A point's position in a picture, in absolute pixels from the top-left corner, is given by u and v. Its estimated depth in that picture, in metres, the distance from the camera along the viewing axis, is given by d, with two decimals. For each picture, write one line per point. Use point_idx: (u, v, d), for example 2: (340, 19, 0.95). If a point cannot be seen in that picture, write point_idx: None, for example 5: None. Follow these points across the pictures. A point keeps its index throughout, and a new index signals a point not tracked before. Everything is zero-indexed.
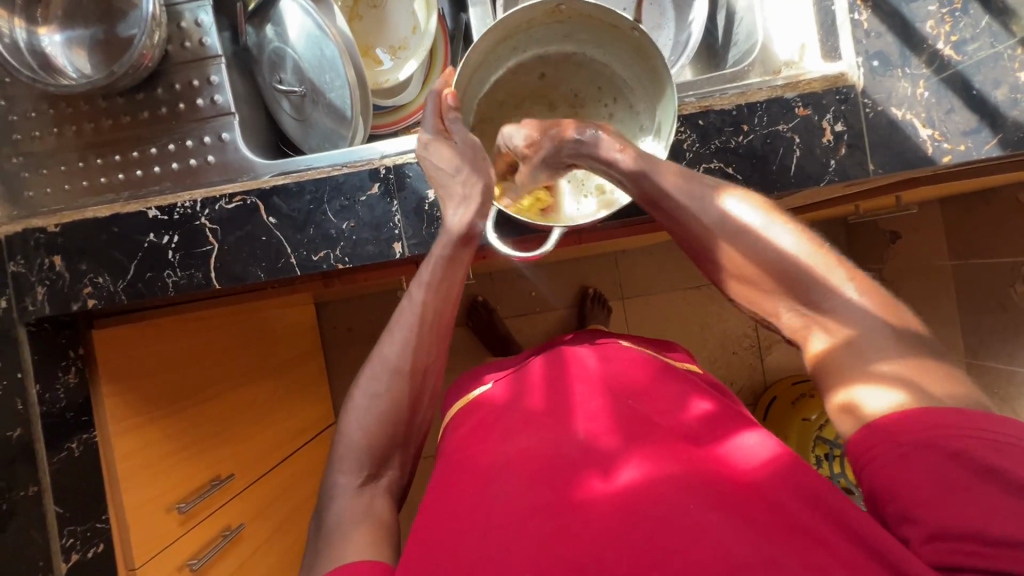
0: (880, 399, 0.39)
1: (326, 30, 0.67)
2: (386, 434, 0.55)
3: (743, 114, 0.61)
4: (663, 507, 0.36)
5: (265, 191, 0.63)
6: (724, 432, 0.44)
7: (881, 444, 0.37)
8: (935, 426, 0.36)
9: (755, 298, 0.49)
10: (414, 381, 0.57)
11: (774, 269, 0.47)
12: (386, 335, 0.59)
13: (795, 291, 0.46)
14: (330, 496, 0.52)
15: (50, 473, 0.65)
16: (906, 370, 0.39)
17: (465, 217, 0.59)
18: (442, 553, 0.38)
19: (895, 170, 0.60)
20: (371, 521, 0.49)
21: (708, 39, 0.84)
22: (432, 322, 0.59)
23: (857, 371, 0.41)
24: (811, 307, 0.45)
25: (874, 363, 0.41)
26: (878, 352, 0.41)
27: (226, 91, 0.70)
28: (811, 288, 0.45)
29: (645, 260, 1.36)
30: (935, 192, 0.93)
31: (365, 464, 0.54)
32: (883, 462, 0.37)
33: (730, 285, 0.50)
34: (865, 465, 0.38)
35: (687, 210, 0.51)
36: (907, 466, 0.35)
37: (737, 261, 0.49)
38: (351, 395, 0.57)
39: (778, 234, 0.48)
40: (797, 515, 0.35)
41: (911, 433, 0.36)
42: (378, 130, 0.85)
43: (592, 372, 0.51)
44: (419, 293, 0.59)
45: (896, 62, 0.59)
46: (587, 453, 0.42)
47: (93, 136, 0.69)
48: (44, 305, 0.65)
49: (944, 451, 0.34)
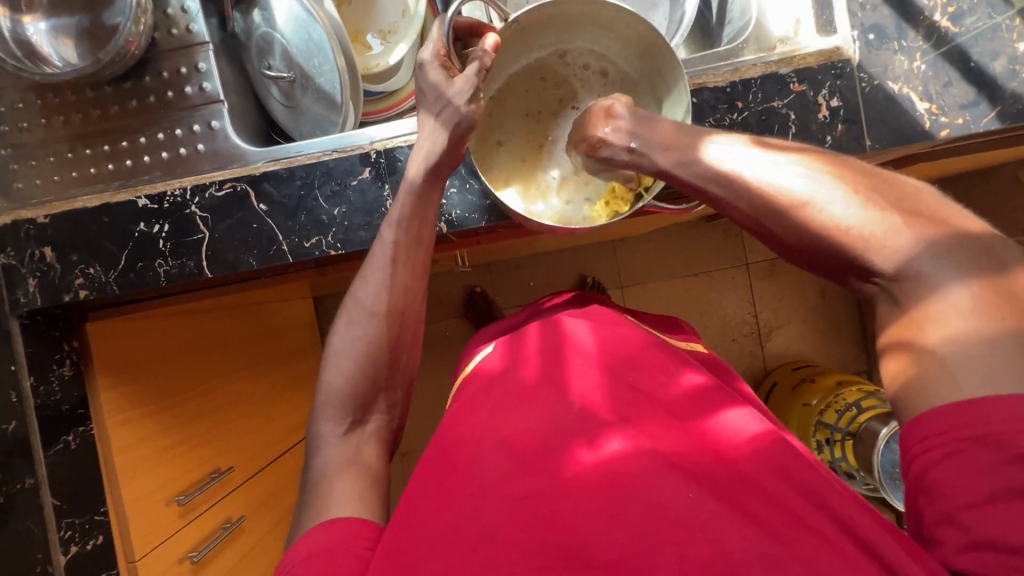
0: (904, 356, 0.36)
1: (314, 13, 0.67)
2: (367, 378, 0.54)
3: (737, 91, 0.60)
4: (654, 489, 0.35)
5: (255, 178, 0.62)
6: (720, 408, 0.43)
7: (935, 435, 0.34)
8: (1002, 420, 0.31)
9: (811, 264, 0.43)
10: (391, 322, 0.56)
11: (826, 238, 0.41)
12: (358, 279, 0.58)
13: (844, 259, 0.40)
14: (316, 446, 0.51)
15: (46, 466, 0.65)
16: (965, 342, 0.34)
17: (431, 150, 0.58)
18: (432, 533, 0.37)
19: (892, 145, 0.59)
20: (360, 469, 0.49)
21: (702, 19, 0.83)
22: (409, 267, 0.58)
23: (909, 341, 0.36)
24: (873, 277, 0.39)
25: (927, 330, 0.36)
26: (935, 321, 0.35)
27: (215, 78, 0.69)
28: (863, 256, 0.39)
29: (644, 248, 1.36)
30: (934, 171, 0.92)
31: (349, 410, 0.52)
32: (935, 458, 0.33)
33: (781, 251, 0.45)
34: (915, 454, 0.35)
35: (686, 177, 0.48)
36: (956, 463, 0.32)
37: (772, 226, 0.44)
38: (330, 339, 0.56)
39: (832, 196, 0.41)
40: (792, 505, 0.35)
41: (975, 428, 0.32)
42: (370, 117, 0.84)
43: (586, 344, 0.50)
44: (390, 234, 0.58)
45: (892, 36, 0.58)
46: (579, 429, 0.41)
47: (82, 127, 0.69)
48: (35, 297, 0.64)
49: (1008, 453, 0.31)
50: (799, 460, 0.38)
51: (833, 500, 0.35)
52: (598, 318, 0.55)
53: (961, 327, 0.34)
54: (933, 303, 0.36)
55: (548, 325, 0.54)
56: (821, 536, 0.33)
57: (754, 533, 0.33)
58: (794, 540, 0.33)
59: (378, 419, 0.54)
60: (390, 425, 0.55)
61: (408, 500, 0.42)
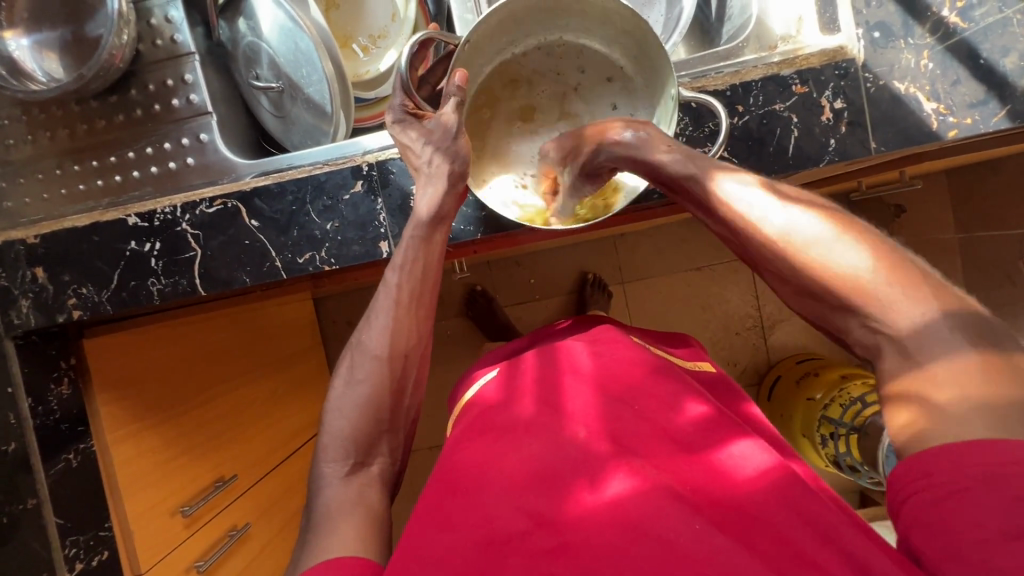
0: (900, 415, 0.36)
1: (299, 22, 0.65)
2: (369, 419, 0.54)
3: (738, 94, 0.58)
4: (658, 526, 0.35)
5: (245, 194, 0.61)
6: (725, 438, 0.43)
7: (932, 475, 0.32)
8: (1006, 461, 0.30)
9: (818, 311, 0.42)
10: (395, 364, 0.56)
11: (828, 278, 0.40)
12: (365, 323, 0.58)
13: (835, 300, 0.40)
14: (318, 486, 0.51)
15: (48, 485, 0.64)
16: (954, 386, 0.34)
17: (434, 196, 0.57)
18: (427, 563, 0.37)
19: (898, 147, 0.58)
20: (362, 509, 0.49)
21: (702, 15, 0.80)
22: (413, 301, 0.58)
23: (898, 380, 0.36)
24: (877, 322, 0.38)
25: (919, 376, 0.35)
26: (925, 362, 0.35)
27: (202, 90, 0.68)
28: (855, 299, 0.39)
29: (644, 244, 1.34)
30: (940, 164, 0.90)
31: (350, 452, 0.53)
32: (933, 495, 0.32)
33: (783, 293, 0.44)
34: (906, 498, 0.34)
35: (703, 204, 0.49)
36: (956, 502, 0.31)
37: (766, 253, 0.44)
38: (333, 387, 0.57)
39: (833, 244, 0.40)
40: (796, 540, 0.34)
41: (975, 466, 0.31)
42: (362, 123, 0.82)
43: (589, 372, 0.51)
44: (395, 278, 0.58)
45: (898, 33, 0.56)
46: (584, 462, 0.41)
47: (70, 142, 0.68)
48: (29, 317, 0.64)
49: (1011, 495, 0.30)
50: (806, 490, 0.37)
51: (846, 534, 0.34)
52: (599, 343, 0.56)
53: (969, 376, 0.34)
54: (943, 343, 0.35)
55: (546, 354, 0.55)
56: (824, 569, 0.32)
57: (761, 566, 0.32)
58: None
59: (382, 460, 0.54)
60: (394, 467, 0.55)
61: (412, 523, 0.42)
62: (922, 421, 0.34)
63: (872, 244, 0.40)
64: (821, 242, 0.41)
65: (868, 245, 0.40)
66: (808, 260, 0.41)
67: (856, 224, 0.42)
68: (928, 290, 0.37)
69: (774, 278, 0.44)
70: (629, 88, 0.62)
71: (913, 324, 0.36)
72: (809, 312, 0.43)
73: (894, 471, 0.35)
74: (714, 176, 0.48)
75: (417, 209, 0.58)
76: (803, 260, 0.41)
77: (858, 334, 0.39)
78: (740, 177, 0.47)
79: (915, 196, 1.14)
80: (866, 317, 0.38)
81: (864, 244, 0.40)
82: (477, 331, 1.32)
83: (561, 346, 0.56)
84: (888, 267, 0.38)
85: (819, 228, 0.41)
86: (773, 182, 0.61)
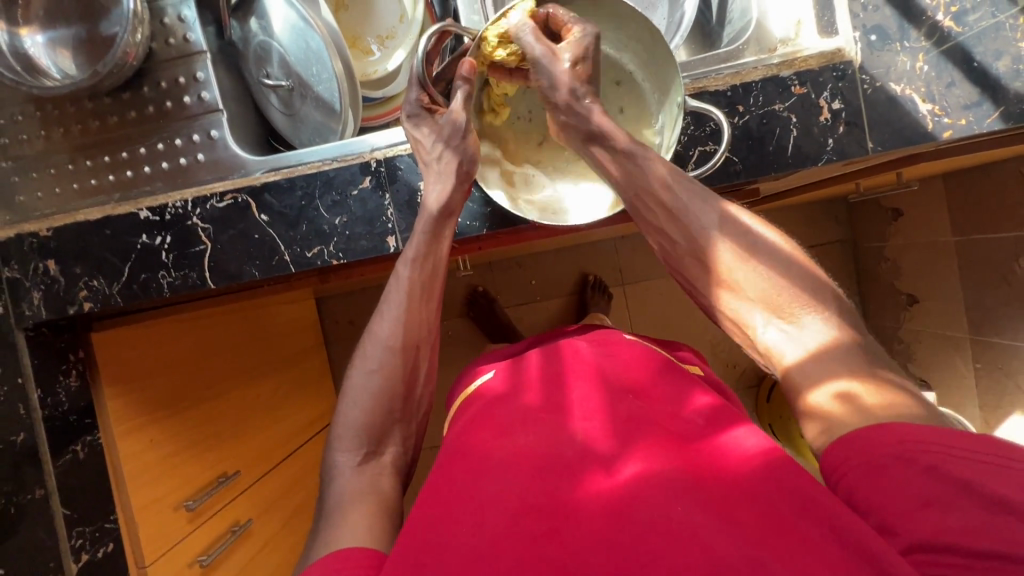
0: (863, 396, 0.40)
1: (311, 21, 0.66)
2: (381, 409, 0.55)
3: (738, 94, 0.60)
4: (653, 509, 0.36)
5: (255, 189, 0.62)
6: (724, 427, 0.44)
7: (849, 457, 0.37)
8: (904, 439, 0.35)
9: (738, 312, 0.49)
10: (407, 355, 0.58)
11: (765, 279, 0.47)
12: (377, 315, 0.59)
13: (790, 308, 0.46)
14: (331, 475, 0.53)
15: (56, 476, 0.65)
16: (889, 377, 0.41)
17: (442, 192, 0.58)
18: (431, 547, 0.38)
19: (894, 147, 0.59)
20: (374, 498, 0.50)
21: (702, 18, 0.82)
22: (424, 294, 0.59)
23: (849, 372, 0.42)
24: (790, 321, 0.46)
25: (861, 369, 0.42)
26: (860, 361, 0.42)
27: (213, 87, 0.69)
28: (805, 309, 0.45)
29: (644, 246, 1.35)
30: (937, 167, 0.91)
31: (363, 441, 0.54)
32: (856, 478, 0.36)
33: (714, 295, 0.51)
34: (838, 482, 0.38)
35: (689, 212, 0.52)
36: (876, 480, 0.35)
37: (730, 268, 0.49)
38: (348, 375, 0.58)
39: (774, 256, 0.48)
40: (791, 518, 0.35)
41: (887, 446, 0.36)
42: (370, 122, 0.84)
43: (590, 368, 0.52)
44: (406, 271, 0.59)
45: (894, 36, 0.58)
46: (584, 453, 0.42)
47: (82, 138, 0.69)
48: (40, 309, 0.64)
49: (921, 466, 0.34)
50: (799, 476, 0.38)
51: (824, 501, 0.35)
52: (599, 344, 0.57)
53: (863, 370, 0.41)
54: (839, 343, 0.43)
55: (548, 353, 0.57)
56: (814, 544, 0.33)
57: (754, 541, 0.33)
58: (793, 550, 0.32)
59: (393, 449, 0.55)
60: (405, 456, 0.56)
61: (417, 508, 0.43)
62: (839, 397, 0.41)
63: (798, 259, 0.48)
64: (775, 258, 0.48)
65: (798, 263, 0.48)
66: (766, 270, 0.47)
67: (789, 244, 0.50)
68: (843, 308, 0.46)
69: (712, 279, 0.51)
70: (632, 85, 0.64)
71: (820, 324, 0.45)
72: (731, 314, 0.49)
73: (826, 456, 0.39)
74: (684, 185, 0.53)
75: (425, 203, 0.59)
76: (743, 264, 0.48)
77: (768, 332, 0.46)
78: (714, 202, 0.52)
79: (912, 199, 1.16)
80: (785, 314, 0.46)
81: (793, 257, 0.48)
82: (478, 331, 1.33)
83: (564, 345, 0.58)
84: (809, 280, 0.47)
85: (769, 239, 0.49)
86: (772, 181, 0.62)
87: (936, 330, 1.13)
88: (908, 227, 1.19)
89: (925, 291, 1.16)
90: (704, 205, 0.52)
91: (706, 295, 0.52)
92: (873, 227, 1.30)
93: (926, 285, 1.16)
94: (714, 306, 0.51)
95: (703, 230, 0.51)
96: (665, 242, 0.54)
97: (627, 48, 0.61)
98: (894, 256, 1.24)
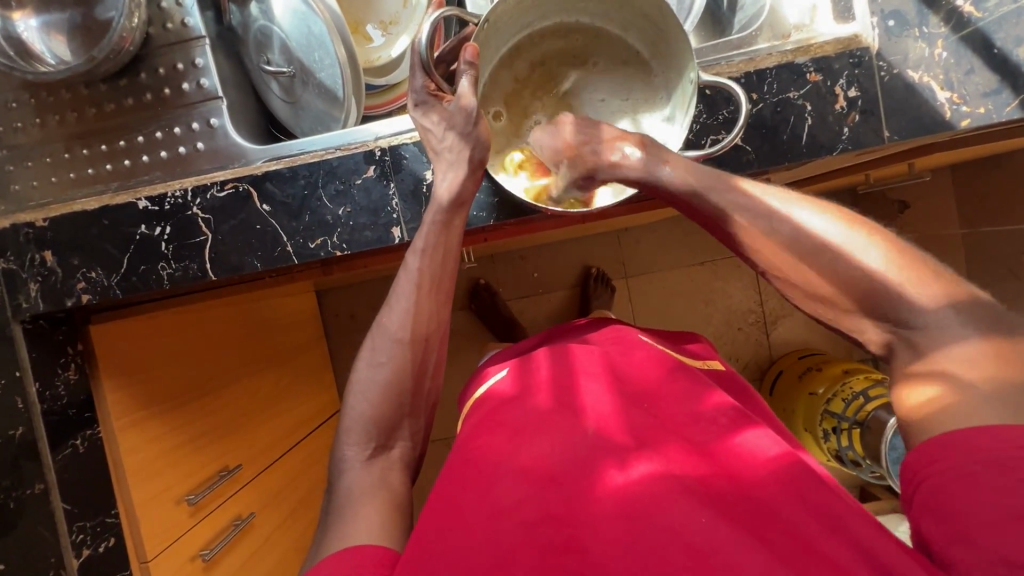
0: (925, 393, 0.40)
1: (313, 5, 0.64)
2: (390, 403, 0.54)
3: (752, 82, 0.58)
4: (672, 515, 0.35)
5: (257, 178, 0.61)
6: (739, 428, 0.43)
7: (939, 460, 0.36)
8: (1009, 446, 0.34)
9: (834, 316, 0.46)
10: (415, 348, 0.56)
11: (849, 279, 0.44)
12: (385, 307, 0.58)
13: (877, 299, 0.43)
14: (340, 470, 0.52)
15: (56, 469, 0.64)
16: (954, 366, 0.39)
17: (454, 181, 0.57)
18: (443, 556, 0.37)
19: (912, 136, 0.58)
20: (383, 494, 0.49)
21: (713, 5, 0.80)
22: (432, 287, 0.58)
23: (933, 364, 0.40)
24: (891, 321, 0.42)
25: (940, 361, 0.39)
26: (948, 342, 0.40)
27: (212, 74, 0.67)
28: (896, 298, 0.42)
29: (648, 238, 1.34)
30: (948, 158, 0.90)
31: (372, 435, 0.53)
32: (945, 481, 0.36)
33: (796, 297, 0.48)
34: (924, 478, 0.37)
35: (737, 215, 0.50)
36: (966, 486, 0.35)
37: (801, 266, 0.46)
38: (354, 369, 0.57)
39: (856, 250, 0.44)
40: (810, 534, 0.34)
41: (984, 454, 0.35)
42: (373, 111, 0.82)
43: (603, 369, 0.51)
44: (415, 262, 0.58)
45: (913, 22, 0.56)
46: (600, 455, 0.41)
47: (78, 126, 0.67)
48: (38, 301, 0.63)
49: (1018, 477, 0.33)
50: (816, 481, 0.37)
51: (854, 524, 0.35)
52: (611, 343, 0.56)
53: (975, 355, 0.38)
54: (950, 336, 0.40)
55: (557, 350, 0.55)
56: (836, 562, 0.32)
57: (778, 553, 0.32)
58: (814, 563, 0.32)
59: (401, 446, 0.54)
60: (413, 452, 0.55)
61: (428, 513, 0.42)
62: (937, 399, 0.39)
63: (880, 245, 0.44)
64: (850, 249, 0.44)
65: (885, 247, 0.44)
66: (843, 259, 0.44)
67: (857, 225, 0.46)
68: (941, 284, 0.42)
69: (789, 284, 0.48)
70: (643, 71, 0.62)
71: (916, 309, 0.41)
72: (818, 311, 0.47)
73: (911, 456, 0.39)
74: (712, 183, 0.51)
75: (435, 193, 0.58)
76: (825, 265, 0.45)
77: (873, 335, 0.44)
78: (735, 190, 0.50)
79: (920, 191, 1.15)
80: (885, 312, 0.43)
81: (878, 248, 0.44)
82: (480, 324, 1.32)
83: (572, 343, 0.56)
84: (897, 268, 0.43)
85: (843, 235, 0.45)
86: (785, 171, 0.61)
87: None
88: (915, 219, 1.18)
89: None
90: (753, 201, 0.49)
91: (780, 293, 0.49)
92: None
93: None
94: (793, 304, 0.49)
95: (766, 234, 0.48)
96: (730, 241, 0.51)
97: (644, 39, 0.61)
98: None
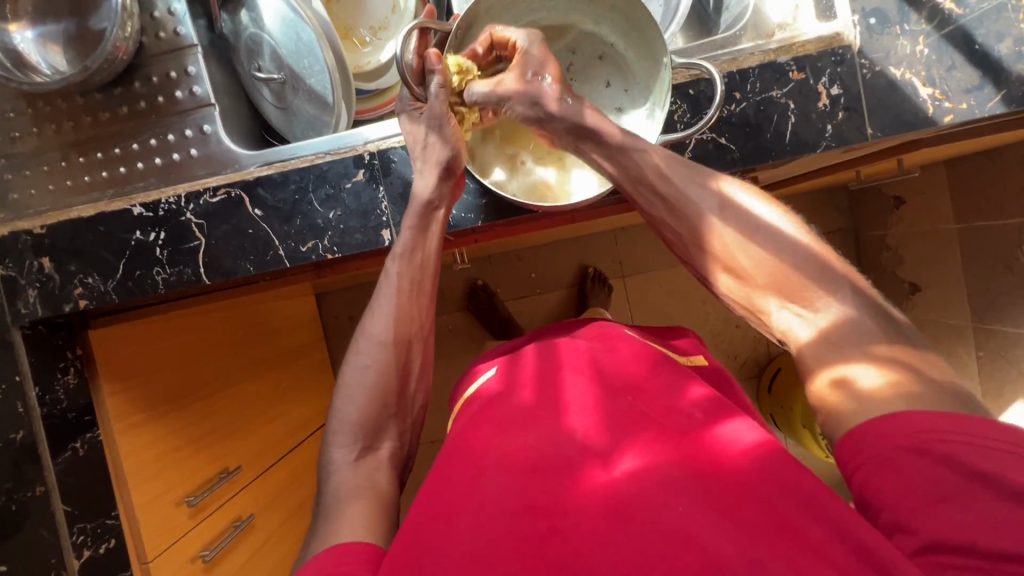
0: (868, 377, 0.40)
1: (301, 13, 0.65)
2: (377, 405, 0.55)
3: (734, 81, 0.59)
4: (650, 507, 0.36)
5: (249, 183, 0.62)
6: (723, 418, 0.44)
7: (862, 450, 0.37)
8: (920, 429, 0.35)
9: (752, 298, 0.47)
10: (398, 351, 0.57)
11: (771, 261, 0.46)
12: (367, 312, 0.59)
13: (793, 288, 0.45)
14: (329, 471, 0.53)
15: (56, 473, 0.65)
16: (899, 354, 0.40)
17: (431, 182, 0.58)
18: (429, 549, 0.38)
19: (895, 133, 0.58)
20: (372, 494, 0.50)
21: (699, 6, 0.81)
22: (413, 288, 0.59)
23: (856, 352, 0.41)
24: (804, 302, 0.45)
25: (871, 350, 0.41)
26: (870, 337, 0.41)
27: (204, 82, 0.68)
28: (811, 287, 0.44)
29: (644, 237, 1.35)
30: (939, 154, 0.91)
31: (360, 436, 0.54)
32: (870, 471, 0.36)
33: (723, 279, 0.49)
34: (854, 471, 0.37)
35: (682, 198, 0.51)
36: (888, 473, 0.35)
37: (730, 251, 0.48)
38: (342, 372, 0.58)
39: (780, 236, 0.47)
40: (786, 515, 0.34)
41: (901, 437, 0.35)
42: (363, 115, 0.83)
43: (587, 364, 0.52)
44: (395, 267, 0.59)
45: (894, 19, 0.57)
46: (583, 452, 0.42)
47: (76, 135, 0.68)
48: (36, 307, 0.64)
49: (934, 456, 0.34)
50: (796, 467, 0.38)
51: (827, 502, 0.35)
52: (598, 339, 0.57)
53: (892, 352, 0.40)
54: (850, 321, 0.42)
55: (545, 348, 0.56)
56: (810, 545, 0.32)
57: (750, 538, 0.33)
58: (785, 547, 0.32)
59: (389, 446, 0.55)
60: (401, 451, 0.56)
61: (415, 510, 0.42)
62: (896, 382, 0.39)
63: (806, 240, 0.46)
64: (779, 243, 0.46)
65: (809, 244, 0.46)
66: (764, 250, 0.46)
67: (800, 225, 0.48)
68: (852, 286, 0.44)
69: (719, 266, 0.49)
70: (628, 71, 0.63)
71: (830, 306, 0.43)
72: (741, 300, 0.48)
73: (843, 438, 0.39)
74: (680, 168, 0.52)
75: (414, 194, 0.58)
76: (751, 247, 0.47)
77: (783, 317, 0.45)
78: (711, 182, 0.51)
79: (914, 187, 1.15)
80: (798, 299, 0.45)
81: (801, 240, 0.46)
82: (477, 325, 1.33)
83: (559, 341, 0.57)
84: (815, 258, 0.45)
85: (778, 226, 0.47)
86: (769, 169, 0.62)
87: (936, 318, 1.12)
88: (910, 216, 1.18)
89: (927, 279, 1.15)
90: (703, 190, 0.51)
91: (708, 279, 0.51)
92: (874, 216, 1.29)
93: (928, 275, 1.15)
94: (719, 294, 0.50)
95: (700, 213, 0.50)
96: (665, 230, 0.53)
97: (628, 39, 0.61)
98: (896, 245, 1.23)
